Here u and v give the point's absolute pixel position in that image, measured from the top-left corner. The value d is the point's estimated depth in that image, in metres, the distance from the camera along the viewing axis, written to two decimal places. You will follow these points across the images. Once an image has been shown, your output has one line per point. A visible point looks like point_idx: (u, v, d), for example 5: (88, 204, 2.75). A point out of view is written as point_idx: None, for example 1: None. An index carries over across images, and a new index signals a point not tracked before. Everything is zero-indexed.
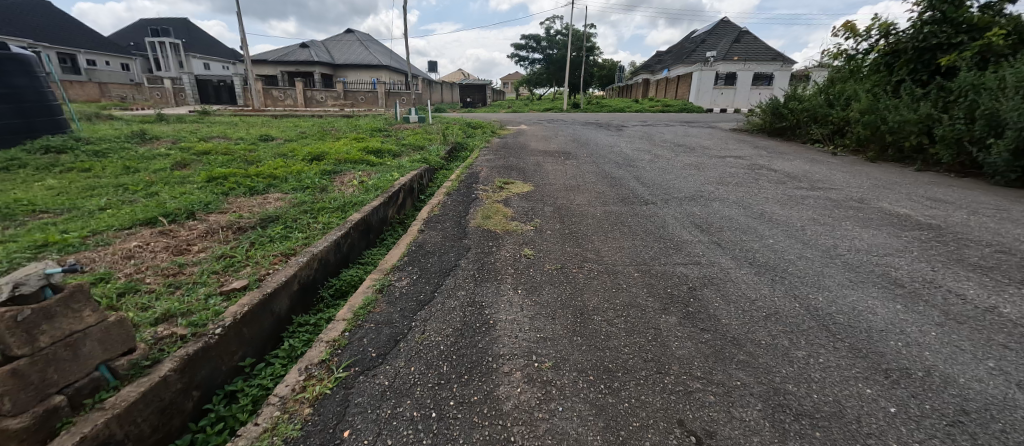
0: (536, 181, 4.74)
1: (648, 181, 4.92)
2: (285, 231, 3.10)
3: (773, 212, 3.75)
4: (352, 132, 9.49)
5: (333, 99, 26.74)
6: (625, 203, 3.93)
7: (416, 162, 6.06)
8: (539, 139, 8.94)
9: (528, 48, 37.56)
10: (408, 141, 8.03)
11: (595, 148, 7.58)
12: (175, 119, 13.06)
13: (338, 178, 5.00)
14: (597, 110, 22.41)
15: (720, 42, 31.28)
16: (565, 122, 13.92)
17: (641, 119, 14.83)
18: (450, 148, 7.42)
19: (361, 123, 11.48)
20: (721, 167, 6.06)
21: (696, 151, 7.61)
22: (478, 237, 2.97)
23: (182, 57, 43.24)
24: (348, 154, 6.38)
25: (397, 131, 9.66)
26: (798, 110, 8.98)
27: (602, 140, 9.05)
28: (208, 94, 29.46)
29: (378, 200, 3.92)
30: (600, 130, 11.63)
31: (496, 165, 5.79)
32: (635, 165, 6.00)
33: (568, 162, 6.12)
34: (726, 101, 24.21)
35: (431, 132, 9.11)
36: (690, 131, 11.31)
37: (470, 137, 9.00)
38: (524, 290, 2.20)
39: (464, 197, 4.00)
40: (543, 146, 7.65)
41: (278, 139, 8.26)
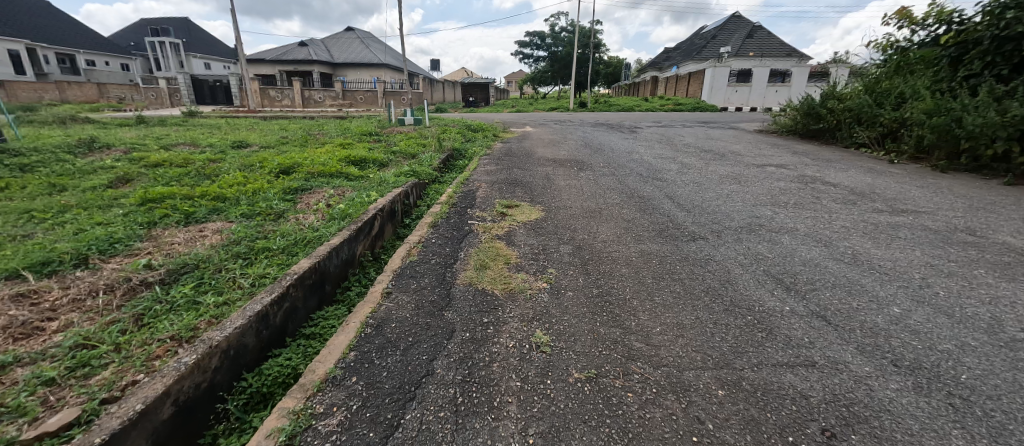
0: (547, 204, 3.82)
1: (684, 202, 3.98)
2: (193, 293, 2.18)
3: (867, 252, 2.80)
4: (340, 137, 8.60)
5: (332, 99, 26.02)
6: (664, 237, 3.00)
7: (404, 175, 5.15)
8: (547, 144, 8.01)
9: (533, 46, 36.50)
10: (400, 148, 7.13)
11: (611, 156, 6.64)
12: (157, 122, 12.26)
13: (303, 199, 4.09)
14: (605, 110, 21.41)
15: (732, 38, 30.02)
16: (573, 123, 12.94)
17: (655, 119, 13.81)
18: (446, 156, 6.52)
19: (352, 126, 10.61)
20: (765, 180, 5.11)
21: (727, 158, 6.64)
22: (467, 306, 2.03)
23: (181, 57, 42.65)
24: (325, 164, 5.48)
25: (390, 135, 8.75)
26: (839, 110, 8.00)
27: (618, 144, 8.10)
28: (205, 94, 28.74)
29: (342, 235, 2.97)
30: (612, 132, 10.65)
31: (497, 179, 4.86)
32: (662, 178, 5.07)
33: (582, 174, 5.19)
34: (740, 99, 23.04)
35: (427, 137, 8.20)
36: (711, 133, 10.29)
37: (469, 142, 8.08)
38: (538, 442, 1.26)
39: (454, 230, 3.08)
40: (551, 154, 6.71)
41: (255, 145, 7.40)
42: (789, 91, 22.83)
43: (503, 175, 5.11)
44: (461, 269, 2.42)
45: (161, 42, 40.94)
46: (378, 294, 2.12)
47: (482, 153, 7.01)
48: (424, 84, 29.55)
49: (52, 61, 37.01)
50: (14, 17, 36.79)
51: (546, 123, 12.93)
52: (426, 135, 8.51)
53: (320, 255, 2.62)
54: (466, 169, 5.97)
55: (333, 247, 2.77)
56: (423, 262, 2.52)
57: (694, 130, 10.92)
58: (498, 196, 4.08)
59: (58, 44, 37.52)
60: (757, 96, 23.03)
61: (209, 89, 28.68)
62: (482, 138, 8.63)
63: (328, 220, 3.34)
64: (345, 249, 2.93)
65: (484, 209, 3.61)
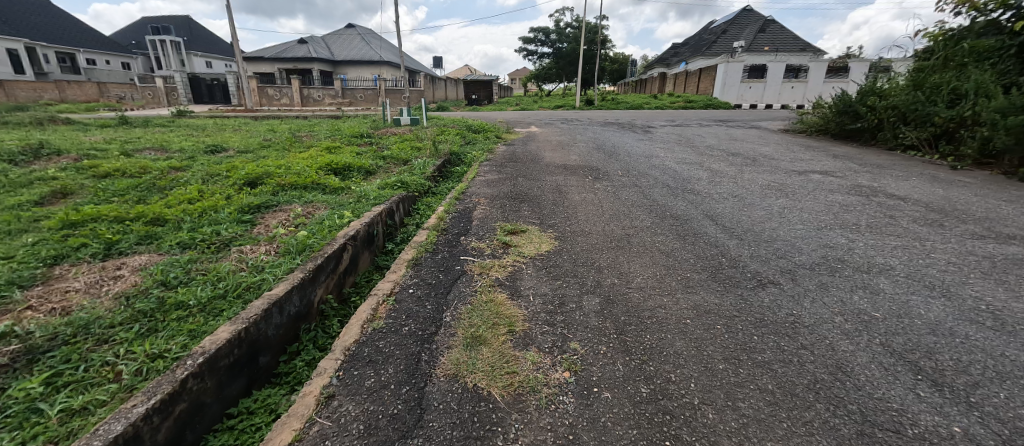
0: (560, 228, 3.07)
1: (730, 224, 3.21)
2: (40, 394, 1.45)
3: (1006, 307, 2.03)
4: (329, 139, 7.89)
5: (331, 98, 25.53)
6: (720, 282, 2.24)
7: (389, 186, 4.41)
8: (555, 147, 7.26)
9: (537, 42, 35.56)
10: (391, 153, 6.40)
11: (628, 161, 5.86)
12: (142, 123, 11.66)
13: (264, 220, 3.38)
14: (612, 108, 20.64)
15: (744, 32, 28.98)
16: (580, 123, 12.15)
17: (667, 118, 12.98)
18: (441, 162, 5.78)
19: (345, 127, 9.92)
20: (816, 192, 4.32)
21: (760, 163, 5.86)
22: (448, 426, 1.28)
23: (182, 55, 42.18)
24: (301, 173, 4.77)
25: (383, 137, 8.04)
26: (881, 107, 7.19)
27: (633, 147, 7.32)
28: (203, 94, 28.14)
29: (290, 281, 2.22)
30: (624, 132, 9.86)
31: (499, 192, 4.11)
32: (694, 190, 4.30)
33: (598, 185, 4.43)
34: (754, 96, 22.06)
35: (422, 140, 7.49)
36: (733, 133, 9.48)
37: (469, 146, 7.35)
38: None
39: (440, 271, 2.33)
40: (560, 159, 5.94)
41: (232, 149, 6.70)
42: (805, 87, 21.83)
43: (506, 187, 4.36)
44: (444, 345, 1.67)
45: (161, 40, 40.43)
46: (311, 399, 1.35)
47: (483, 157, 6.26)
48: (425, 81, 28.75)
49: (53, 60, 36.65)
50: (14, 17, 36.41)
51: (552, 122, 12.14)
52: (422, 137, 7.78)
53: (249, 317, 1.87)
54: (463, 178, 5.25)
55: (272, 302, 2.02)
56: (391, 331, 1.77)
57: (712, 129, 10.10)
58: (500, 216, 3.33)
59: (58, 43, 37.14)
60: (772, 92, 22.03)
61: (207, 88, 28.06)
62: (482, 140, 7.88)
63: (281, 253, 2.60)
64: (294, 300, 2.18)
65: (481, 236, 2.86)
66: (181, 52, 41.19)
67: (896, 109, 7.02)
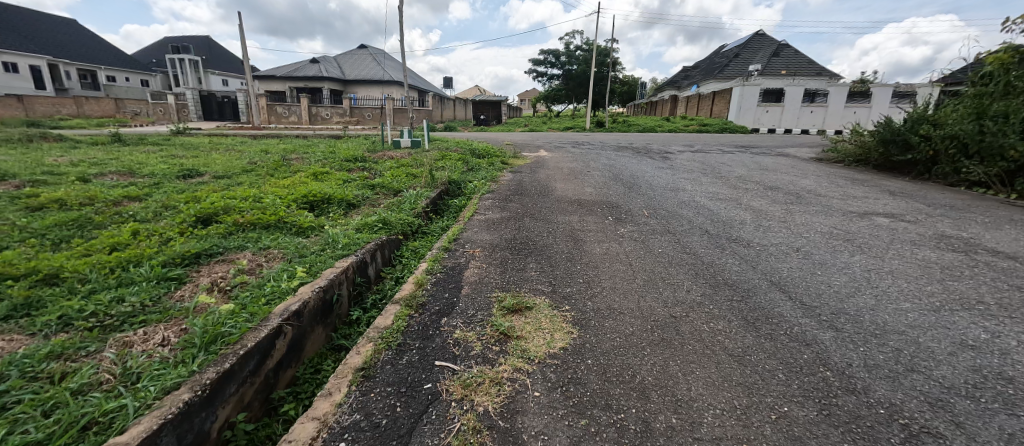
0: (578, 304, 2.25)
1: (808, 299, 2.38)
2: None
3: None
4: (319, 163, 7.22)
5: (339, 116, 25.35)
6: (842, 428, 1.40)
7: (367, 228, 3.64)
8: (567, 176, 6.48)
9: (547, 64, 35.36)
10: (383, 182, 5.68)
11: (652, 196, 5.07)
12: (135, 140, 11.21)
13: (195, 279, 2.63)
14: (623, 130, 20.03)
15: (758, 56, 28.42)
16: (593, 146, 11.40)
17: (685, 143, 12.19)
18: (436, 195, 5.03)
19: (341, 148, 9.31)
20: (896, 244, 3.47)
21: (806, 200, 5.04)
22: None
23: (197, 73, 42.78)
24: (269, 207, 4.05)
25: (377, 162, 7.34)
26: (937, 137, 6.37)
27: (654, 177, 6.53)
28: (212, 110, 28.10)
29: (162, 412, 1.41)
30: (642, 159, 9.08)
31: (500, 239, 3.32)
32: (742, 240, 3.47)
33: (622, 230, 3.62)
34: (772, 120, 21.27)
35: (419, 166, 6.77)
36: (761, 162, 8.66)
37: (470, 173, 6.62)
38: None
39: (400, 393, 1.51)
40: (574, 192, 5.16)
41: (209, 174, 6.04)
42: (826, 112, 21.01)
43: (509, 231, 3.57)
44: None
45: (177, 58, 41.09)
46: None
47: (485, 188, 5.50)
48: (434, 101, 28.49)
49: (72, 76, 37.34)
50: (37, 34, 37.29)
51: (562, 146, 11.42)
52: (421, 163, 7.07)
53: None
54: (459, 216, 4.47)
55: None
56: None
57: (737, 157, 9.33)
58: (498, 281, 2.53)
59: (78, 59, 37.87)
60: (790, 116, 21.22)
61: (217, 105, 28.04)
62: (486, 167, 7.14)
63: (179, 346, 1.81)
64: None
65: (469, 317, 2.06)
66: (197, 70, 41.99)
67: (956, 139, 6.19)
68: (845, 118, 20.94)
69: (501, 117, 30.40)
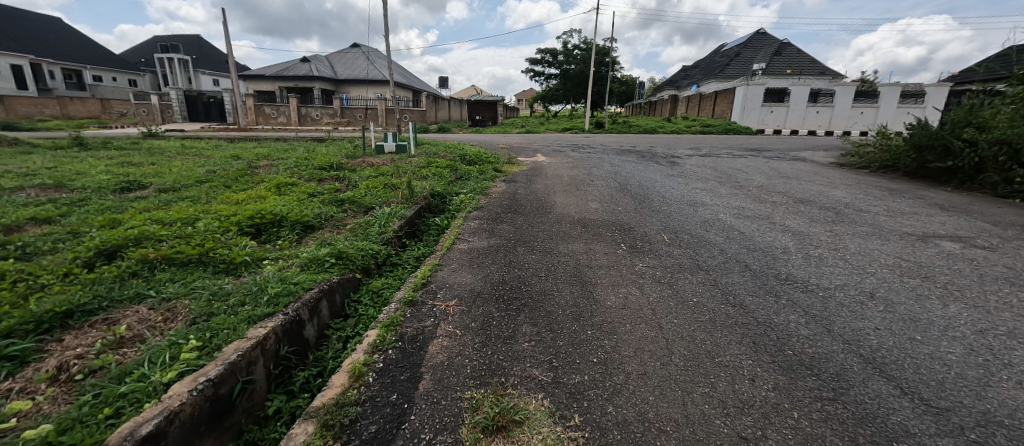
0: (593, 412, 1.48)
1: (932, 396, 1.61)
2: None
3: None
4: (288, 171, 6.42)
5: (330, 117, 24.52)
6: None
7: (315, 264, 2.84)
8: (567, 186, 5.72)
9: (544, 63, 34.59)
10: (354, 196, 4.89)
11: (668, 213, 4.31)
12: (100, 144, 10.36)
13: (43, 356, 1.83)
14: (623, 131, 19.28)
15: (759, 55, 27.76)
16: (593, 150, 10.64)
17: (691, 146, 11.44)
18: (414, 213, 4.25)
19: (320, 153, 8.51)
20: (990, 285, 2.72)
21: (849, 219, 4.30)
22: None
23: (185, 72, 41.71)
24: (201, 233, 3.26)
25: (355, 170, 6.56)
26: (985, 141, 5.63)
27: (665, 188, 5.78)
28: (198, 111, 27.12)
29: None
30: (648, 164, 8.32)
31: (484, 283, 2.53)
32: (795, 279, 2.71)
33: (640, 266, 2.85)
34: (776, 120, 20.59)
35: (400, 176, 6.01)
36: (778, 168, 7.92)
37: (458, 184, 5.86)
38: None
39: None
40: (576, 209, 4.39)
41: (153, 186, 5.21)
42: (831, 113, 20.34)
43: (497, 267, 2.78)
44: None
45: (165, 58, 40.05)
46: None
47: (474, 203, 4.72)
48: (428, 101, 27.65)
49: (56, 75, 36.23)
50: (19, 32, 36.20)
51: (560, 150, 10.63)
52: (403, 173, 6.30)
53: None
54: (438, 242, 3.70)
55: None
56: None
57: (751, 162, 8.60)
58: (475, 363, 1.74)
59: (62, 58, 36.75)
60: (795, 117, 20.54)
61: (203, 106, 27.07)
62: (476, 176, 6.37)
63: None
64: None
65: None
66: (186, 69, 41.00)
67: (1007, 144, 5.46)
68: (852, 119, 20.29)
69: (497, 118, 29.59)
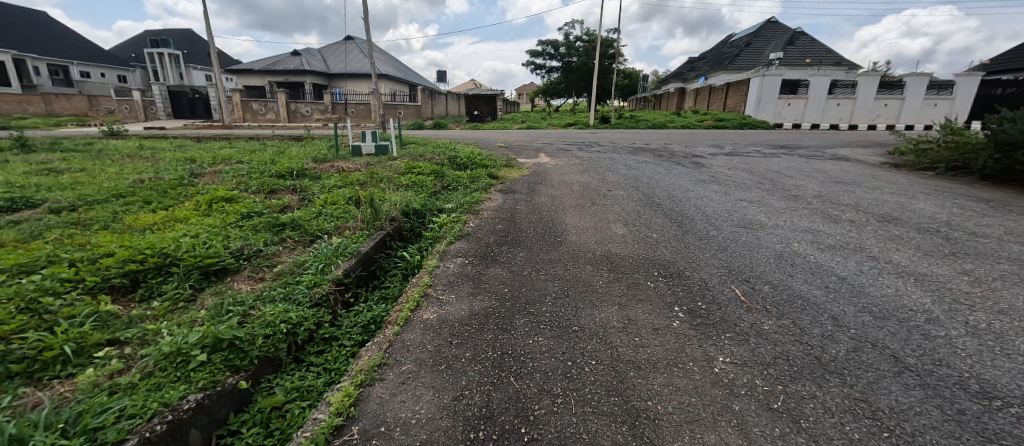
0: None
1: None
2: None
3: None
4: (236, 180, 5.23)
5: (320, 113, 23.32)
6: None
7: (174, 363, 1.68)
8: (579, 198, 4.54)
9: (545, 56, 33.18)
10: (302, 216, 3.72)
11: (723, 243, 3.15)
12: (47, 145, 9.15)
13: None
14: (630, 126, 18.04)
15: (771, 45, 26.39)
16: (603, 149, 9.44)
17: (711, 143, 10.22)
18: (373, 246, 3.07)
19: (289, 154, 7.32)
20: None
21: (973, 250, 3.13)
22: None
23: (175, 68, 40.33)
24: (21, 297, 2.08)
25: (319, 178, 5.37)
26: None
27: (703, 200, 4.60)
28: (183, 108, 25.83)
29: None
30: (670, 166, 7.13)
31: (450, 420, 1.37)
32: (999, 394, 1.55)
33: (721, 362, 1.69)
34: (793, 114, 19.32)
35: (370, 188, 4.83)
36: (826, 170, 6.71)
37: (442, 197, 4.69)
38: None
39: None
40: (596, 237, 3.22)
41: (46, 204, 4.04)
42: (853, 105, 19.04)
43: (479, 373, 1.62)
44: None
45: (154, 52, 38.69)
46: None
47: (459, 225, 3.55)
48: (423, 95, 26.35)
49: (41, 71, 34.92)
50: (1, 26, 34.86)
51: (566, 148, 9.42)
52: (376, 184, 5.13)
53: None
54: (400, 297, 2.53)
55: None
56: None
57: (788, 163, 7.42)
58: None
59: (46, 54, 35.42)
60: (814, 110, 19.26)
61: (189, 103, 25.79)
62: (466, 186, 5.19)
63: None
64: None
65: None
66: (176, 64, 39.67)
67: None
68: (875, 111, 19.03)
69: (496, 113, 28.28)
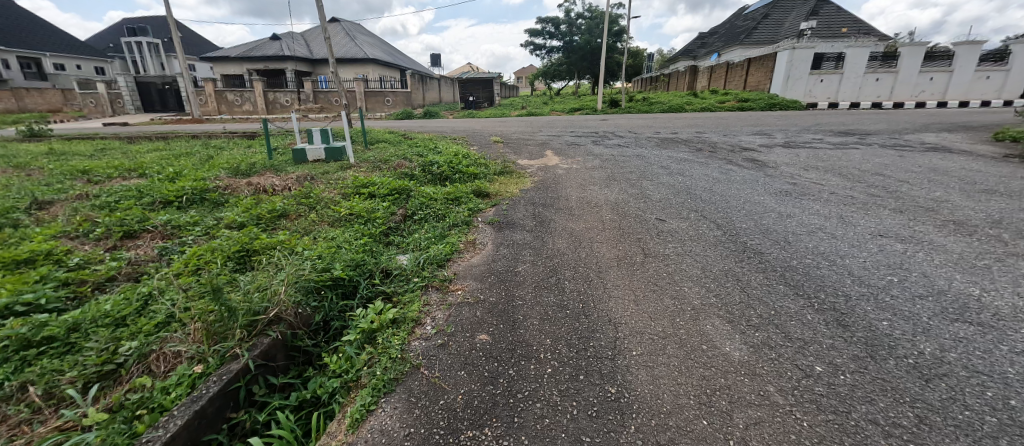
0: None
1: None
2: None
3: None
4: (89, 210, 3.43)
5: (300, 103, 21.30)
6: None
7: None
8: (619, 243, 2.73)
9: (544, 35, 30.80)
10: (105, 310, 1.93)
11: (992, 399, 1.36)
12: None
13: None
14: (642, 111, 16.09)
15: (792, 16, 24.03)
16: (623, 141, 7.62)
17: (756, 132, 8.32)
18: (183, 430, 1.30)
19: (216, 161, 5.53)
20: None
21: None
22: None
23: (155, 58, 38.09)
24: None
25: (217, 208, 3.56)
26: None
27: (822, 238, 2.82)
28: (153, 100, 23.85)
29: None
30: (722, 167, 5.33)
31: None
32: None
33: None
34: (825, 91, 17.34)
35: (282, 231, 3.02)
36: (941, 168, 4.89)
37: (397, 245, 2.88)
38: None
39: None
40: (695, 381, 1.44)
41: None
42: (893, 80, 17.03)
43: None
44: None
45: (130, 42, 36.39)
46: None
47: (401, 341, 1.72)
48: (413, 81, 24.20)
49: None
50: None
51: (578, 142, 7.58)
52: (299, 219, 3.32)
53: None
54: None
55: None
56: None
57: (875, 159, 5.61)
58: None
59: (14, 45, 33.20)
60: (849, 87, 17.25)
61: (159, 95, 23.71)
62: (437, 217, 3.37)
63: None
64: None
65: None
66: (154, 54, 37.42)
67: None
68: (917, 87, 17.04)
69: (492, 99, 26.13)
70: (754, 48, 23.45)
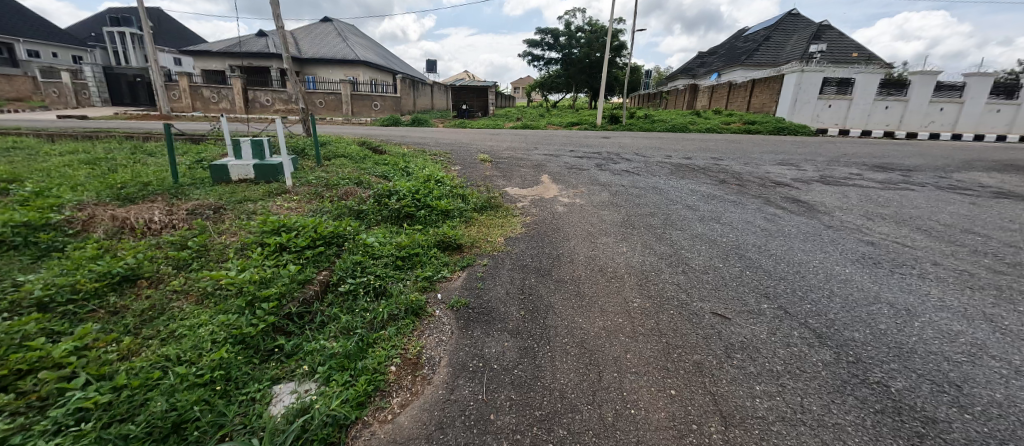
0: None
1: None
2: None
3: None
4: None
5: (282, 103, 19.98)
6: None
7: None
8: (665, 380, 1.55)
9: (543, 46, 30.04)
10: None
11: None
12: None
13: None
14: (644, 129, 15.13)
15: (797, 39, 23.55)
16: (632, 166, 6.53)
17: (781, 161, 7.29)
18: None
19: (116, 174, 4.30)
20: None
21: None
22: None
23: (137, 50, 36.56)
24: None
25: (33, 263, 2.30)
26: None
27: (1002, 373, 1.68)
28: (123, 94, 22.47)
29: None
30: (763, 209, 4.23)
31: None
32: None
33: None
34: (833, 118, 16.63)
35: (91, 324, 1.78)
36: None
37: (282, 361, 1.67)
38: None
39: None
40: None
41: None
42: (903, 109, 16.37)
43: None
44: None
45: (112, 31, 34.87)
46: None
47: None
48: (404, 86, 23.07)
49: None
50: None
51: (579, 164, 6.47)
52: (150, 291, 2.08)
53: None
54: None
55: None
56: None
57: (945, 206, 4.56)
58: None
59: None
60: (858, 114, 16.55)
61: (130, 88, 22.31)
62: (371, 294, 2.16)
63: None
64: None
65: None
66: (137, 45, 35.89)
67: None
68: (926, 117, 16.39)
69: (486, 109, 25.07)
70: (758, 69, 22.81)
